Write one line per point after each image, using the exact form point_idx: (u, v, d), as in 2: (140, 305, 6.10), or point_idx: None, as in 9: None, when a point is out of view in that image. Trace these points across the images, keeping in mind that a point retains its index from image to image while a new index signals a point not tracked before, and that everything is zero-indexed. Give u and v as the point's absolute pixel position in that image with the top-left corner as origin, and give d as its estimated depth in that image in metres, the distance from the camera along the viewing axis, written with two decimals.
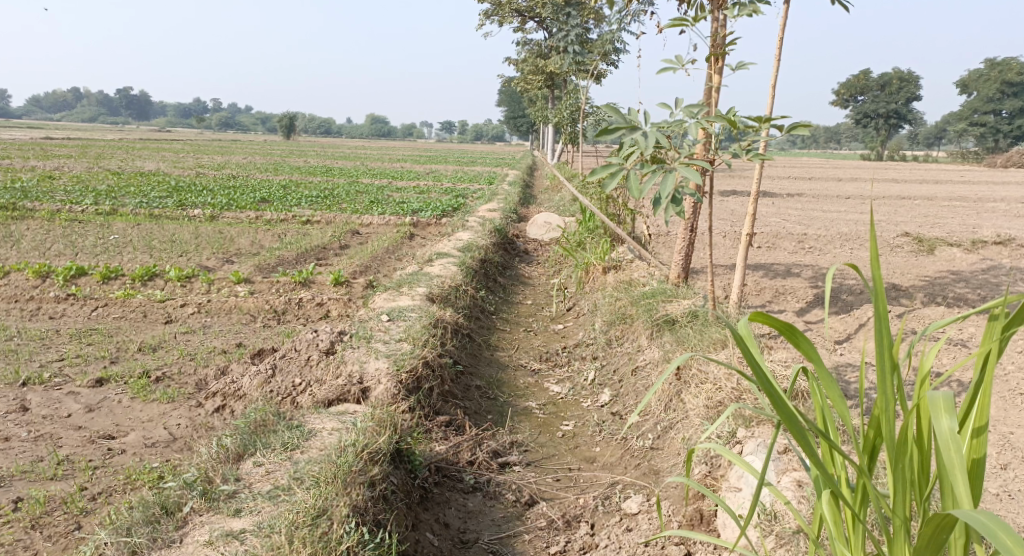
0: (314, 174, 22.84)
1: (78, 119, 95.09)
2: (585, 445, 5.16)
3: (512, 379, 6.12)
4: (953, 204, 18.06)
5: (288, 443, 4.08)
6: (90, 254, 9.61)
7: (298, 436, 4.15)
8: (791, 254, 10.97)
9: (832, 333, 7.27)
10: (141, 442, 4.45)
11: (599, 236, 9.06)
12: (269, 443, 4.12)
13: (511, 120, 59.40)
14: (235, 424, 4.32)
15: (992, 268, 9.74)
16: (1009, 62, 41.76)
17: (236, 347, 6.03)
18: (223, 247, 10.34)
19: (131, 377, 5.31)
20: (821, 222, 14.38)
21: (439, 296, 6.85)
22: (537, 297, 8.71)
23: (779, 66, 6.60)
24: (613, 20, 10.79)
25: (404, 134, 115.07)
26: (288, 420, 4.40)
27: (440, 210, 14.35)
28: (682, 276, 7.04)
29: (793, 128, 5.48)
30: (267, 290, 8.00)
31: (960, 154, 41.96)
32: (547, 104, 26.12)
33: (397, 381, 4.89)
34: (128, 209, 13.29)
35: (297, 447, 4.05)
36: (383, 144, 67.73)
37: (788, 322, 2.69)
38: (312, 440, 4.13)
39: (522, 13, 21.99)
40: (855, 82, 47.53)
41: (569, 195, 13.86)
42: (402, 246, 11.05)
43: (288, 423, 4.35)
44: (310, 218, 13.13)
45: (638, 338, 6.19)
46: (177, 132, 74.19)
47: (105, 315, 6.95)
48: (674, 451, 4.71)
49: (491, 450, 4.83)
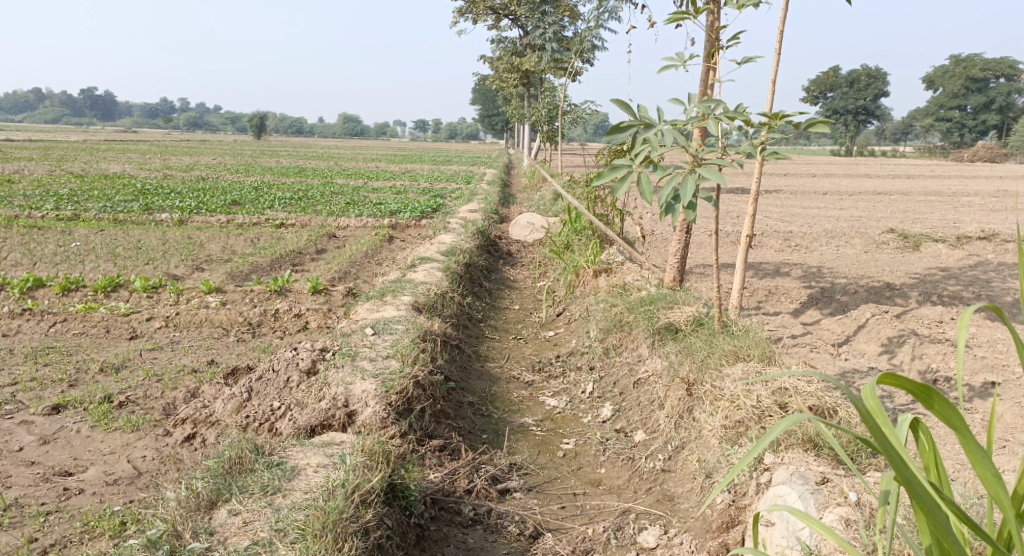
0: (286, 174, 22.26)
1: (42, 121, 93.20)
2: (589, 467, 4.79)
3: (505, 393, 5.72)
4: (928, 198, 17.92)
5: (268, 486, 3.65)
6: (49, 264, 9.07)
7: (280, 476, 3.72)
8: (778, 252, 10.67)
9: (830, 334, 6.92)
10: (102, 479, 3.99)
11: (588, 237, 8.68)
12: (247, 486, 3.68)
13: (484, 118, 58.94)
14: (206, 463, 3.85)
15: (980, 264, 9.49)
16: (973, 59, 42.20)
17: (207, 365, 5.58)
18: (192, 253, 9.84)
19: (91, 402, 4.84)
20: (803, 219, 14.11)
21: (426, 306, 6.44)
22: (525, 301, 8.31)
23: (779, 62, 6.40)
24: (592, 17, 10.47)
25: (375, 134, 114.24)
26: (267, 453, 3.97)
27: (419, 211, 13.91)
28: (679, 280, 6.65)
29: (811, 124, 5.11)
30: (240, 300, 7.53)
31: (926, 148, 42.25)
32: (522, 102, 25.74)
33: (386, 403, 4.50)
34: (90, 214, 12.70)
35: (279, 490, 3.62)
36: (356, 143, 67.03)
37: (921, 384, 2.51)
38: (296, 480, 3.71)
39: (496, 10, 21.67)
40: (825, 79, 47.60)
41: (551, 194, 13.47)
42: (381, 249, 10.62)
43: (266, 458, 3.91)
44: (283, 221, 12.63)
45: (638, 347, 5.81)
46: (143, 133, 72.89)
47: (64, 332, 6.45)
48: (688, 475, 4.41)
49: (490, 476, 4.44)
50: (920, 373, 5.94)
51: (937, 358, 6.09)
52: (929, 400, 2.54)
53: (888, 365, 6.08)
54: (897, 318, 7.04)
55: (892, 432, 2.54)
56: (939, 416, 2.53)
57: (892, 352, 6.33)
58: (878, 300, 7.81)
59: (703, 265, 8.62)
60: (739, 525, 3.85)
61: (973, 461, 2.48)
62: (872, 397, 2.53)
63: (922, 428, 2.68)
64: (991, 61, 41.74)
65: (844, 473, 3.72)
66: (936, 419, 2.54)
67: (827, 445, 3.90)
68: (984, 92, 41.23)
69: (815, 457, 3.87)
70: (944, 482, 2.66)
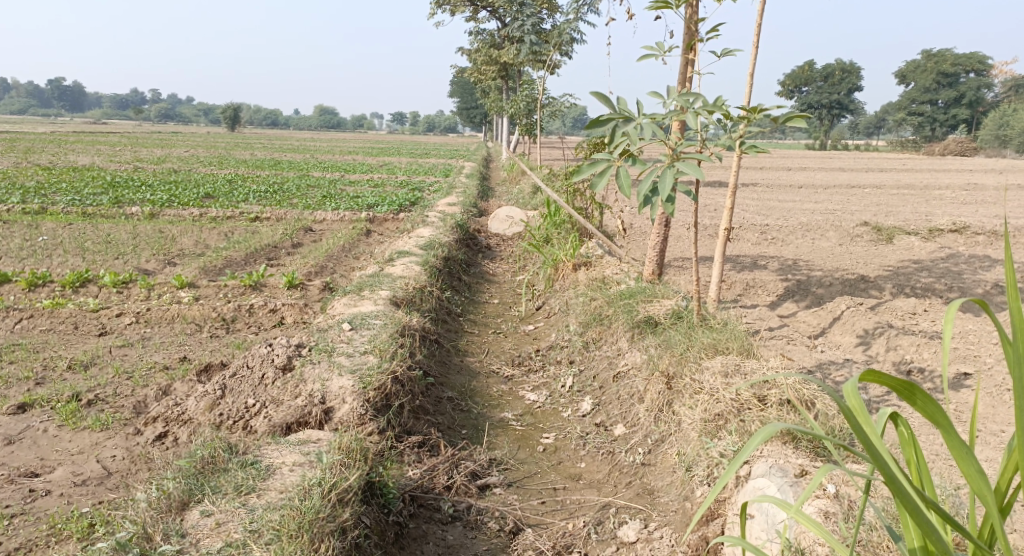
0: (261, 167, 22.00)
1: (10, 113, 91.52)
2: (569, 461, 4.75)
3: (484, 388, 5.67)
4: (901, 192, 18.10)
5: (241, 486, 3.56)
6: (15, 259, 8.87)
7: (254, 476, 3.64)
8: (755, 245, 10.69)
9: (807, 327, 6.92)
10: (70, 479, 3.88)
11: (566, 230, 8.63)
12: (220, 486, 3.59)
13: (462, 111, 58.71)
14: (177, 463, 3.76)
15: (952, 257, 9.57)
16: (944, 54, 42.66)
17: (180, 362, 5.47)
18: (165, 247, 9.67)
19: (58, 400, 4.72)
20: (779, 213, 14.16)
21: (404, 300, 6.36)
22: (503, 295, 8.24)
23: (757, 55, 6.40)
24: (570, 9, 10.41)
25: (351, 126, 113.41)
26: (241, 452, 3.88)
27: (396, 204, 13.79)
28: (658, 273, 6.62)
29: (789, 118, 5.08)
30: (213, 295, 7.41)
31: (898, 142, 42.69)
32: (499, 95, 25.65)
33: (364, 399, 4.42)
34: (59, 208, 12.45)
35: (253, 490, 3.54)
36: (331, 136, 66.59)
37: (905, 381, 2.48)
38: (270, 479, 3.63)
39: (474, 2, 21.53)
40: (799, 73, 47.93)
41: (529, 187, 13.42)
42: (358, 243, 10.51)
43: (240, 457, 3.82)
44: (258, 215, 12.47)
45: (618, 341, 5.77)
46: (114, 125, 71.75)
47: (31, 328, 6.29)
48: (668, 469, 4.40)
49: (469, 471, 4.39)
50: (894, 364, 5.96)
51: (912, 349, 6.12)
52: (914, 396, 2.51)
53: (864, 357, 6.09)
54: (872, 310, 7.07)
55: (874, 428, 2.54)
56: (924, 413, 2.50)
57: (867, 344, 6.35)
58: (853, 293, 7.84)
59: (681, 259, 8.61)
60: (719, 518, 3.85)
61: (958, 458, 2.46)
62: (853, 394, 2.52)
63: (902, 423, 2.65)
64: (961, 56, 42.24)
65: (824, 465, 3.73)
66: (922, 416, 2.51)
67: (807, 438, 3.89)
68: (954, 86, 41.75)
69: (795, 450, 3.86)
70: (927, 480, 2.64)
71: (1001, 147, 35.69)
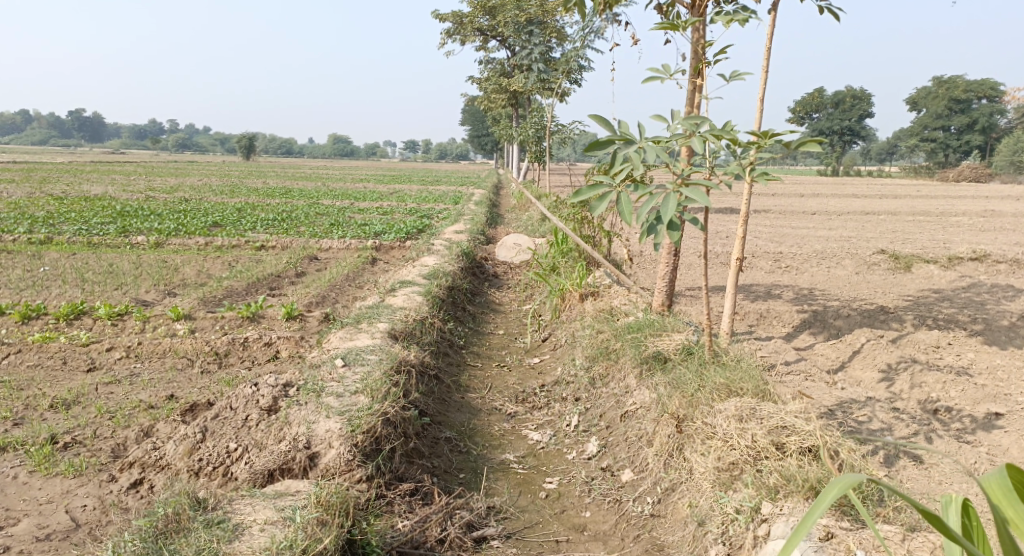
0: (271, 195, 21.90)
1: (29, 142, 92.64)
2: (572, 510, 4.45)
3: (485, 427, 5.38)
4: (917, 218, 17.70)
5: (203, 550, 3.46)
6: (13, 290, 8.71)
7: (217, 538, 3.53)
8: (769, 274, 10.39)
9: (825, 361, 6.57)
10: (32, 534, 3.77)
11: (574, 259, 8.36)
12: (181, 549, 3.50)
13: (475, 138, 58.93)
14: (138, 522, 3.63)
15: (973, 286, 9.24)
16: (956, 80, 42.35)
17: (166, 400, 5.23)
18: (165, 277, 9.48)
19: (33, 444, 4.53)
20: (793, 240, 13.85)
21: (403, 333, 6.10)
22: (509, 326, 7.96)
23: (768, 79, 6.20)
24: (577, 36, 10.28)
25: (365, 154, 114.42)
26: (209, 508, 3.76)
27: (404, 232, 13.60)
28: (668, 304, 6.32)
29: (802, 142, 4.82)
30: (210, 327, 7.18)
31: (911, 168, 42.26)
32: (510, 121, 25.56)
33: (352, 444, 4.21)
34: (64, 238, 12.32)
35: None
36: (344, 164, 67.01)
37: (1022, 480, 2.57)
38: (236, 541, 3.52)
39: (484, 31, 21.55)
40: (811, 99, 47.64)
41: (538, 215, 13.20)
42: (363, 272, 10.31)
43: (208, 513, 3.70)
44: (264, 243, 12.30)
45: (625, 378, 5.45)
46: (130, 154, 72.54)
47: (17, 364, 6.07)
48: (680, 521, 4.15)
49: (465, 522, 4.13)
50: (919, 402, 5.62)
51: (937, 387, 5.77)
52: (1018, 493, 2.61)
53: (886, 394, 5.75)
54: (893, 343, 6.73)
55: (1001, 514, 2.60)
56: None
57: (890, 379, 6.00)
58: (873, 325, 7.48)
59: (692, 288, 8.34)
60: None
61: None
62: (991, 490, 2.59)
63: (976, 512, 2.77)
64: (974, 82, 41.83)
65: (850, 526, 3.53)
66: None
67: None
68: (968, 112, 41.37)
69: None
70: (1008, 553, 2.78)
71: (1016, 173, 35.24)
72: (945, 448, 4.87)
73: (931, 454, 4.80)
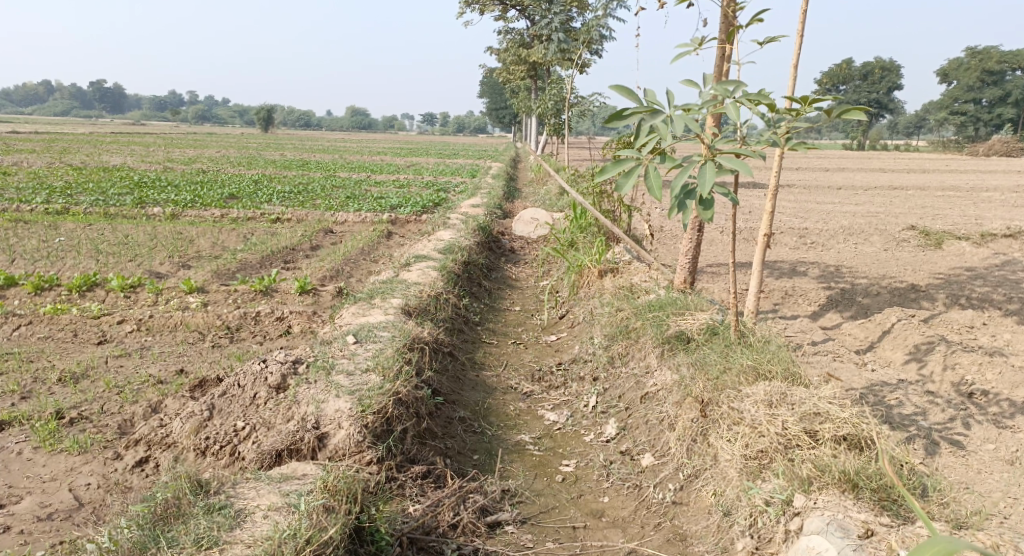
0: (289, 168, 21.77)
1: (52, 112, 93.16)
2: (590, 494, 4.30)
3: (501, 406, 5.22)
4: (947, 194, 17.21)
5: (203, 538, 3.37)
6: (28, 260, 8.64)
7: (219, 524, 3.45)
8: (794, 250, 10.12)
9: (853, 341, 6.32)
10: (34, 513, 3.71)
11: (594, 234, 8.14)
12: (181, 537, 3.41)
13: (495, 111, 58.42)
14: (136, 507, 3.56)
15: (1007, 264, 8.91)
16: (989, 52, 41.22)
17: (176, 376, 5.11)
18: (180, 249, 9.36)
19: (38, 419, 4.43)
20: (818, 215, 13.51)
21: (417, 310, 5.94)
22: (526, 302, 7.78)
23: (800, 46, 5.93)
24: (597, 7, 10.00)
25: (384, 127, 114.15)
26: (211, 492, 3.68)
27: (420, 205, 13.43)
28: (690, 281, 6.10)
29: (847, 110, 4.74)
30: (223, 300, 7.05)
31: (940, 142, 41.31)
32: (529, 94, 25.21)
33: (362, 425, 4.09)
34: (82, 208, 12.26)
35: (216, 544, 3.35)
36: (363, 137, 66.81)
37: None
38: (238, 529, 3.43)
39: (504, 1, 21.18)
40: (837, 72, 46.66)
41: (556, 189, 12.97)
42: (379, 246, 10.16)
43: (210, 498, 3.63)
44: (280, 216, 12.17)
45: (645, 358, 5.26)
46: (151, 125, 72.82)
47: (28, 336, 5.97)
48: (704, 511, 3.99)
49: (479, 507, 4.01)
50: (952, 385, 5.39)
51: (973, 368, 5.50)
52: None
53: (917, 376, 5.52)
54: (925, 323, 6.46)
55: None
56: None
57: (921, 361, 5.75)
58: (903, 303, 7.22)
59: (714, 265, 8.10)
60: None
61: None
62: None
63: None
64: (1007, 54, 40.62)
65: (890, 523, 3.42)
66: None
67: (869, 487, 3.56)
68: (1000, 85, 40.30)
69: (856, 502, 3.54)
70: None
71: None
72: (985, 435, 4.63)
73: (969, 441, 4.57)
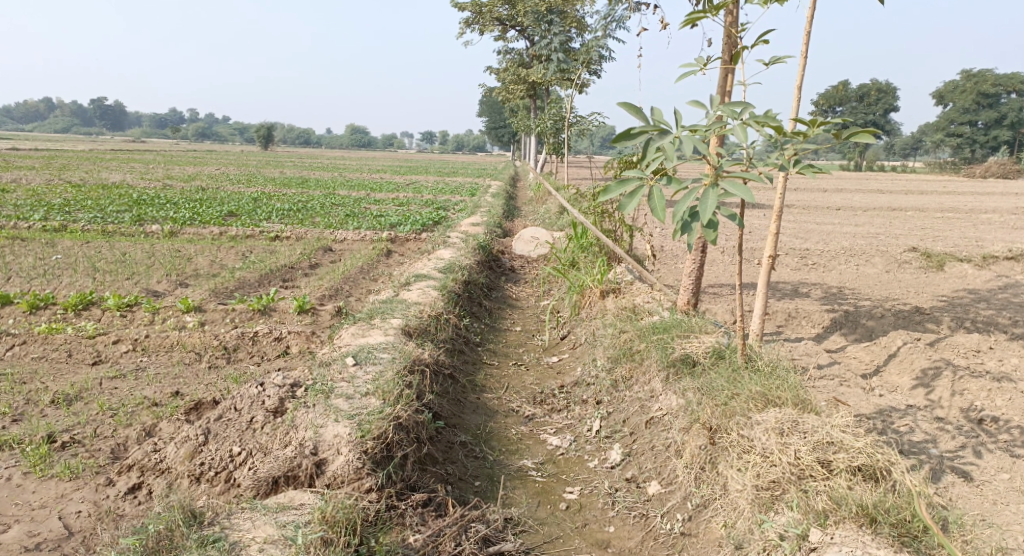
0: (287, 186, 21.70)
1: (52, 129, 93.36)
2: (595, 524, 4.20)
3: (503, 430, 5.11)
4: (946, 215, 17.17)
5: None
6: (23, 278, 8.54)
7: None
8: (795, 271, 10.04)
9: (859, 364, 6.23)
10: (23, 542, 3.60)
11: (595, 255, 8.06)
12: None
13: (493, 130, 58.55)
14: (127, 539, 3.45)
15: (1010, 287, 8.84)
16: (985, 74, 41.44)
17: (171, 397, 5.00)
18: (178, 267, 9.27)
19: (29, 443, 4.32)
20: (818, 236, 13.45)
21: (417, 330, 5.84)
22: (527, 323, 7.68)
23: (806, 66, 5.89)
24: (598, 27, 9.98)
25: (383, 145, 114.50)
26: (206, 523, 3.58)
27: (419, 224, 13.36)
28: (693, 302, 6.02)
29: (855, 133, 4.65)
30: (220, 320, 6.95)
31: (937, 164, 41.42)
32: (528, 113, 25.25)
33: (361, 451, 3.98)
34: (79, 225, 12.17)
35: None
36: (362, 155, 66.96)
37: None
38: None
39: (503, 21, 21.23)
40: (834, 93, 46.85)
41: (556, 208, 12.90)
42: (377, 265, 10.08)
43: (204, 530, 3.53)
44: (278, 233, 12.09)
45: (650, 381, 5.16)
46: (151, 142, 72.95)
47: (21, 356, 5.87)
48: (713, 542, 3.89)
49: (481, 536, 3.89)
50: (961, 410, 5.29)
51: (981, 394, 5.42)
52: None
53: (926, 401, 5.42)
54: (931, 346, 6.37)
55: None
56: None
57: (929, 385, 5.65)
58: (908, 326, 7.14)
59: (717, 287, 8.01)
60: None
61: None
62: None
63: None
64: (1003, 77, 40.83)
65: None
66: None
67: (888, 522, 3.50)
68: (996, 107, 40.47)
69: (874, 537, 3.47)
70: None
71: None
72: (997, 464, 4.54)
73: (982, 471, 4.47)
